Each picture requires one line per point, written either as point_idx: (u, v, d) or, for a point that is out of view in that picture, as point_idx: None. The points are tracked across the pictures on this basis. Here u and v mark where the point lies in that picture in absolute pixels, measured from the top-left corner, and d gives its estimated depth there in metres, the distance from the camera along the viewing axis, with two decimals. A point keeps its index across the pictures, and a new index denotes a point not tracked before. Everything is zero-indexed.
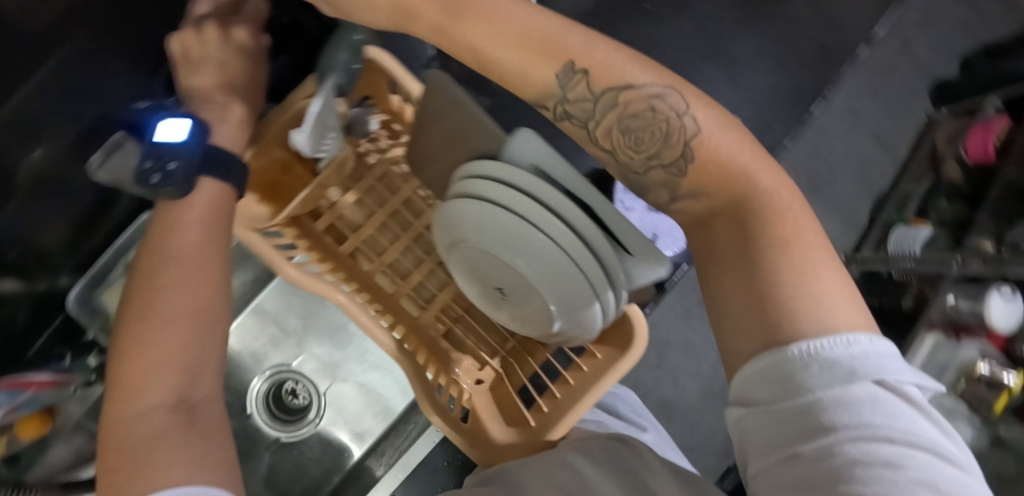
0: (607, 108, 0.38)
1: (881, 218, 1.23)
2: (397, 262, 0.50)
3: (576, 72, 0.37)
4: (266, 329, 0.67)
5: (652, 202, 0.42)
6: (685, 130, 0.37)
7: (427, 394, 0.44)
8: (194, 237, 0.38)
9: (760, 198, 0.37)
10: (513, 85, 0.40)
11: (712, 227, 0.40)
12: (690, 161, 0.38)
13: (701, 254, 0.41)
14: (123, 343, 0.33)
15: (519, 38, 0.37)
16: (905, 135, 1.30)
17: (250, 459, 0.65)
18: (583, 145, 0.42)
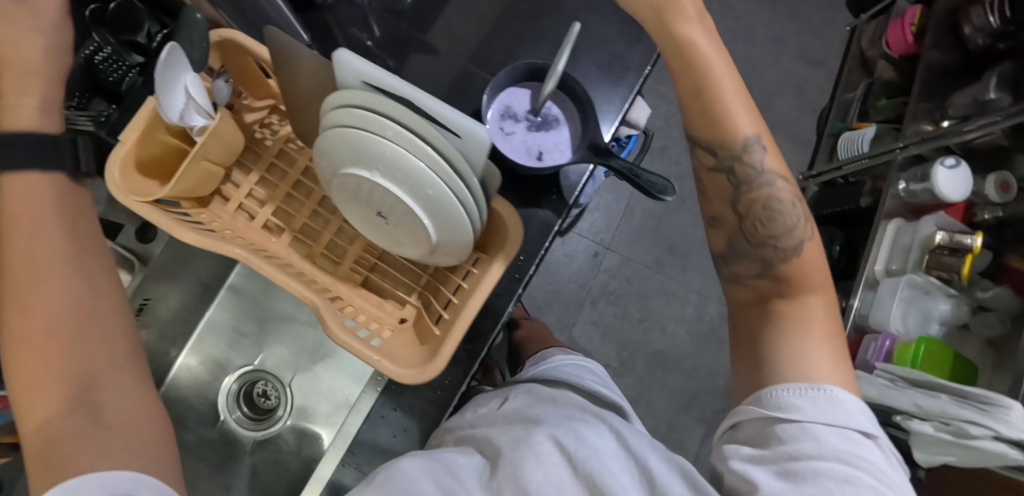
0: (754, 185, 0.45)
1: (828, 130, 1.25)
2: (308, 228, 0.53)
3: (753, 152, 0.44)
4: (223, 336, 0.72)
5: (734, 269, 0.48)
6: (797, 237, 0.44)
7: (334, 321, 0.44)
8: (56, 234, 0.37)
9: (812, 306, 0.43)
10: (693, 123, 0.45)
11: (764, 305, 0.44)
12: (794, 255, 0.44)
13: (752, 317, 0.45)
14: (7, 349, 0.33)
15: (710, 107, 0.44)
16: (834, 46, 1.32)
17: (234, 462, 0.70)
18: (713, 203, 0.48)
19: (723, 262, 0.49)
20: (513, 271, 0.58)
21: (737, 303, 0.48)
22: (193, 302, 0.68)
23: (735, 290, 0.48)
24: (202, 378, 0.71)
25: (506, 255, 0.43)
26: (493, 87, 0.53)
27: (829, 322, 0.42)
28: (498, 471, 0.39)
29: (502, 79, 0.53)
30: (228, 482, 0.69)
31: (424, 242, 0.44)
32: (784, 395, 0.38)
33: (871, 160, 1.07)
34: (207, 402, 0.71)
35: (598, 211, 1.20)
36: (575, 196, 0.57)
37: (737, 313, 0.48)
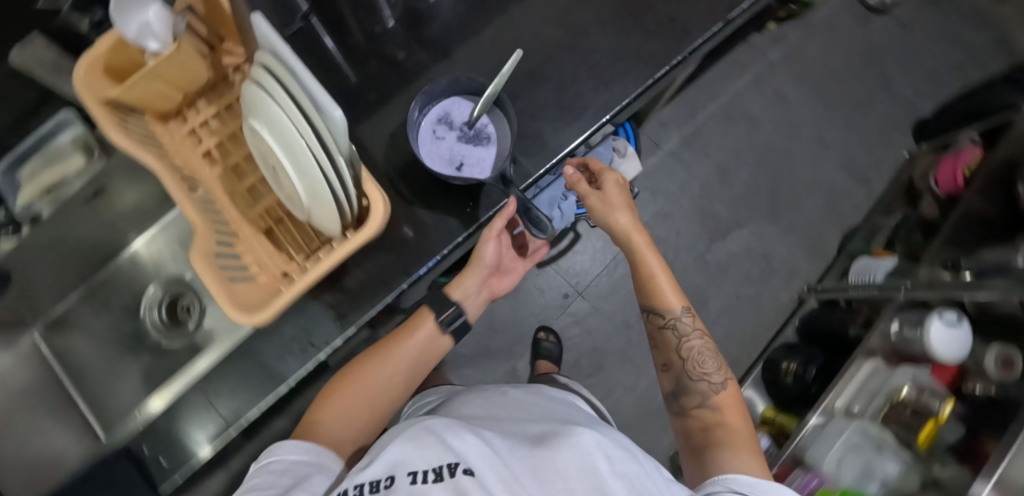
0: (689, 336, 0.55)
1: (849, 249, 1.17)
2: (241, 168, 0.58)
3: (686, 315, 0.55)
4: (172, 244, 0.78)
5: (681, 403, 0.54)
6: (717, 386, 0.53)
7: (201, 248, 0.47)
8: (426, 333, 0.58)
9: (736, 428, 0.49)
10: (644, 296, 0.57)
11: (710, 431, 0.50)
12: (719, 389, 0.53)
13: (699, 436, 0.50)
14: (355, 373, 0.54)
15: (656, 288, 0.55)
16: (884, 168, 1.26)
17: (134, 355, 0.77)
18: (661, 351, 0.57)
19: (670, 398, 0.55)
20: (403, 267, 0.59)
21: (684, 432, 0.52)
22: (150, 207, 0.73)
23: (682, 422, 0.53)
24: (142, 270, 0.78)
25: (363, 239, 0.46)
26: (429, 95, 0.57)
27: (751, 445, 0.47)
28: (546, 451, 0.32)
29: (441, 89, 0.57)
30: (131, 367, 0.76)
31: (301, 206, 0.47)
32: (743, 484, 0.41)
33: (879, 291, 0.96)
34: (136, 292, 0.78)
35: (585, 255, 1.17)
36: (487, 217, 0.59)
37: (684, 441, 0.52)
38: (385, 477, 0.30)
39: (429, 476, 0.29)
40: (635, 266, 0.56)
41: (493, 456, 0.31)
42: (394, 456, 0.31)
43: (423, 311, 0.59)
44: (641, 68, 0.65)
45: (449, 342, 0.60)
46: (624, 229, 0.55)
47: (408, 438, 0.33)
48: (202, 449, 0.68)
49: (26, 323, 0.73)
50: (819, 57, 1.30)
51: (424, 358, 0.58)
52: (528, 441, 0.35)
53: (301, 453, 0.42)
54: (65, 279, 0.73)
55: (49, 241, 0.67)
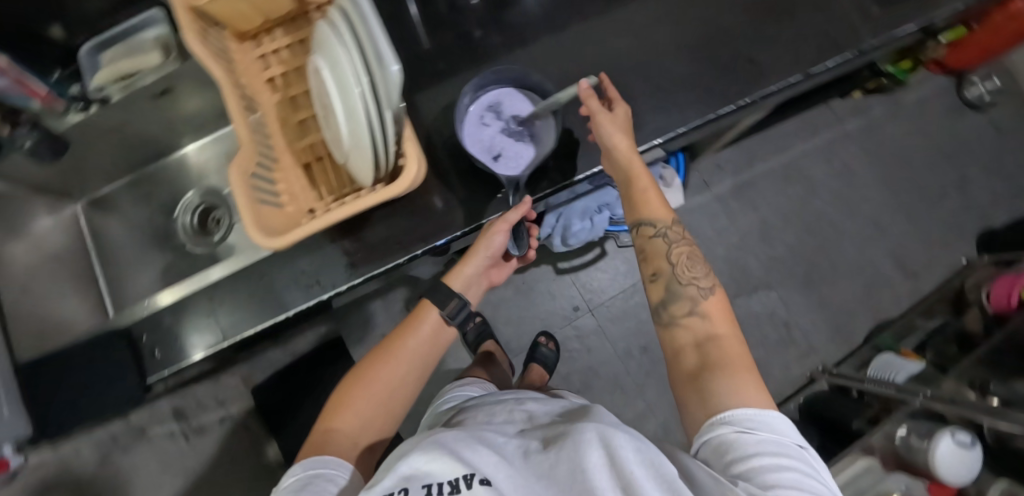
0: (675, 244, 0.50)
1: (877, 341, 1.11)
2: (298, 101, 0.60)
3: (672, 225, 0.51)
4: (220, 157, 0.82)
5: (669, 311, 0.47)
6: (706, 289, 0.47)
7: (241, 162, 0.49)
8: (429, 329, 0.56)
9: (725, 338, 0.43)
10: (632, 209, 0.52)
11: (705, 344, 0.43)
12: (707, 294, 0.47)
13: (690, 351, 0.44)
14: (362, 375, 0.50)
15: (648, 198, 0.52)
16: (937, 268, 1.19)
17: (159, 249, 0.81)
18: (647, 265, 0.51)
19: (657, 309, 0.49)
20: (422, 236, 0.60)
21: (671, 346, 0.46)
22: (211, 118, 0.78)
23: (669, 333, 0.47)
24: (185, 174, 0.82)
25: (389, 195, 0.47)
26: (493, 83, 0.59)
27: (740, 349, 0.42)
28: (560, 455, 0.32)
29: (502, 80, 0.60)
30: (153, 261, 0.80)
31: (341, 148, 0.48)
32: (743, 421, 0.36)
33: (896, 391, 0.90)
34: (176, 192, 0.82)
35: (606, 274, 1.15)
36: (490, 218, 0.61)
37: (676, 354, 0.45)
38: (399, 491, 0.30)
39: (446, 489, 0.29)
40: (628, 182, 0.53)
41: (509, 465, 0.32)
42: (407, 468, 0.32)
43: (426, 303, 0.58)
44: (706, 100, 0.64)
45: (454, 332, 0.59)
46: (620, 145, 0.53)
47: (421, 447, 0.33)
48: (193, 355, 0.65)
49: (70, 196, 0.77)
50: (898, 140, 1.25)
51: (431, 349, 0.55)
52: (537, 442, 0.35)
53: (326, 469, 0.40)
54: (115, 164, 0.77)
55: (113, 124, 0.70)
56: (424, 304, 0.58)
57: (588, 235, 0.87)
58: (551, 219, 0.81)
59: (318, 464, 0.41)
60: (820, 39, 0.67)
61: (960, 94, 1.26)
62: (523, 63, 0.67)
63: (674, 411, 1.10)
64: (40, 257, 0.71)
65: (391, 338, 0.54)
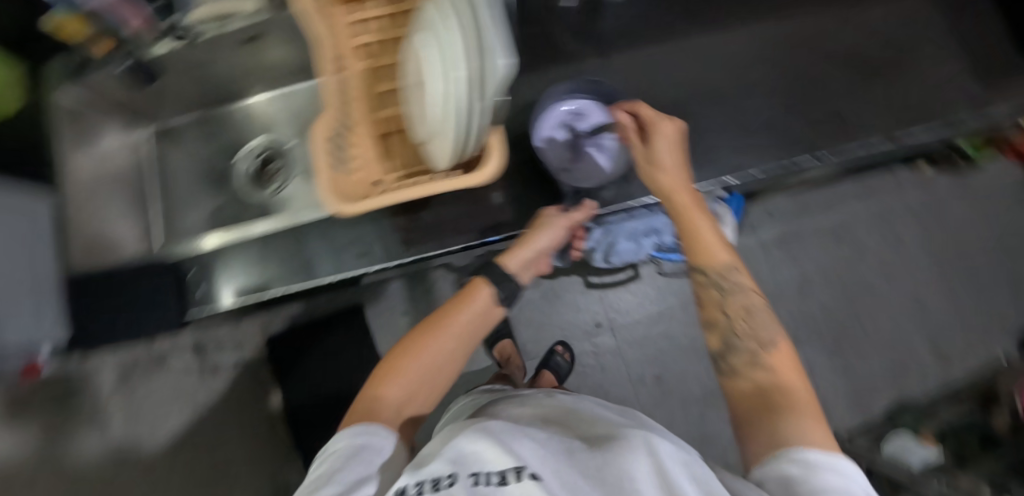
0: (735, 291, 0.49)
1: (896, 419, 1.08)
2: (384, 73, 0.60)
3: (731, 271, 0.49)
4: (289, 111, 0.83)
5: (728, 362, 0.47)
6: (766, 338, 0.46)
7: (325, 125, 0.49)
8: (483, 303, 0.52)
9: (794, 387, 0.42)
10: (689, 253, 0.51)
11: (765, 395, 0.42)
12: (769, 346, 0.45)
13: (747, 404, 0.43)
14: (413, 345, 0.48)
15: (705, 244, 0.51)
16: (972, 359, 1.16)
17: (215, 190, 0.82)
18: (704, 312, 0.51)
19: (716, 360, 0.48)
20: (479, 230, 0.62)
21: (731, 396, 0.45)
22: (291, 72, 0.79)
23: (730, 383, 0.46)
24: (252, 121, 0.83)
25: (466, 184, 0.46)
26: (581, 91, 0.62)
27: (806, 399, 0.41)
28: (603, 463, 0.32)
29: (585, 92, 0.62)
30: (203, 203, 0.81)
31: (425, 127, 0.48)
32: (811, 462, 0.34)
33: (909, 475, 0.88)
34: (240, 137, 0.84)
35: (634, 297, 1.14)
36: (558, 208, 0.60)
37: (734, 407, 0.44)
38: (447, 476, 0.30)
39: (495, 478, 0.29)
40: (683, 227, 0.52)
41: (553, 462, 0.32)
42: (455, 454, 0.31)
43: (479, 280, 0.54)
44: (784, 148, 0.63)
45: (502, 313, 0.54)
46: (672, 188, 0.52)
47: (467, 435, 0.34)
48: (222, 302, 0.67)
49: (143, 122, 0.79)
50: (957, 221, 1.21)
51: (479, 325, 0.52)
52: (578, 443, 0.36)
53: (375, 442, 0.40)
54: (188, 99, 0.78)
55: (196, 62, 0.71)
56: (476, 282, 0.54)
57: (631, 256, 0.86)
58: (599, 234, 0.80)
59: (366, 434, 0.40)
60: (910, 107, 0.66)
61: None
62: (608, 76, 0.66)
63: None
64: (95, 175, 0.72)
65: (447, 307, 0.51)
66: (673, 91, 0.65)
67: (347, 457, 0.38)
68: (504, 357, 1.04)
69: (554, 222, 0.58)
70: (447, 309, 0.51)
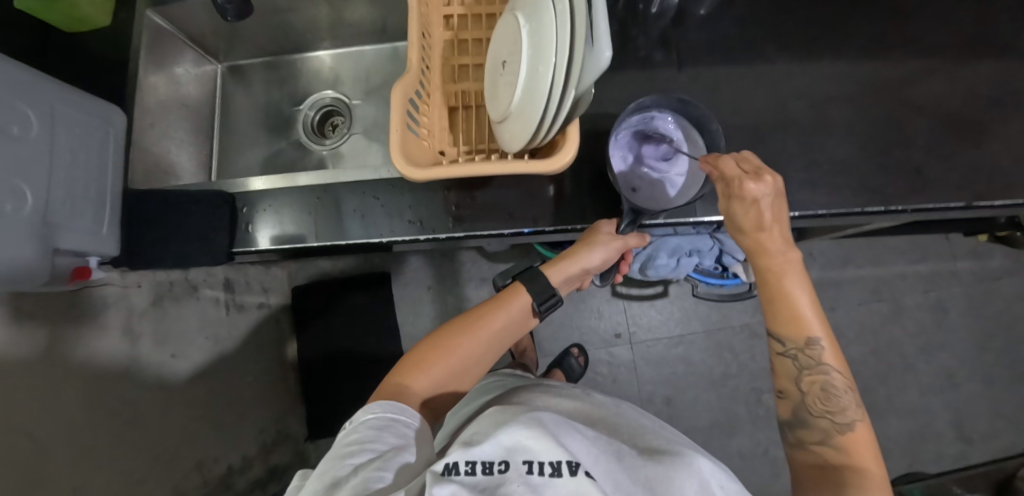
0: (817, 366, 0.49)
1: (903, 487, 1.05)
2: (465, 46, 0.60)
3: (815, 346, 0.49)
4: (358, 68, 0.83)
5: (798, 435, 0.50)
6: (843, 417, 0.48)
7: (404, 88, 0.49)
8: (514, 312, 0.55)
9: (866, 472, 0.45)
10: (771, 320, 0.51)
11: (831, 474, 0.46)
12: (846, 430, 0.47)
13: (814, 476, 0.47)
14: (444, 340, 0.51)
15: (793, 315, 0.49)
16: (994, 443, 1.11)
17: (274, 135, 0.84)
18: (778, 378, 0.52)
19: (786, 426, 0.51)
20: (534, 216, 0.60)
21: (798, 467, 0.49)
22: (367, 32, 0.80)
23: (798, 454, 0.50)
24: (321, 73, 0.84)
25: (538, 169, 0.46)
26: (670, 104, 0.58)
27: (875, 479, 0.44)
28: (639, 471, 0.35)
29: (662, 103, 0.58)
30: (262, 143, 0.83)
31: (504, 106, 0.48)
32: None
33: None
34: (306, 87, 0.85)
35: (658, 314, 1.13)
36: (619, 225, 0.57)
37: (798, 475, 0.49)
38: (500, 461, 0.31)
39: (547, 468, 0.30)
40: (769, 292, 0.50)
41: (595, 460, 0.34)
42: (508, 438, 0.33)
43: (518, 286, 0.57)
44: (854, 191, 0.61)
45: (535, 322, 0.58)
46: (765, 249, 0.48)
47: (520, 422, 0.34)
48: (262, 244, 0.64)
49: (216, 57, 0.82)
50: (1007, 299, 1.16)
51: (511, 331, 0.56)
52: (621, 445, 0.38)
53: (399, 411, 0.42)
54: (267, 41, 0.80)
55: (283, 6, 0.72)
56: (515, 287, 0.57)
57: (668, 273, 0.85)
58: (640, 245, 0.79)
59: (393, 406, 0.43)
60: (998, 174, 0.62)
61: None
62: (686, 88, 0.65)
63: None
64: (173, 101, 0.75)
65: (476, 310, 0.55)
66: (750, 114, 0.64)
67: (375, 428, 0.40)
68: (519, 349, 1.05)
69: (606, 241, 0.58)
70: (477, 312, 0.54)
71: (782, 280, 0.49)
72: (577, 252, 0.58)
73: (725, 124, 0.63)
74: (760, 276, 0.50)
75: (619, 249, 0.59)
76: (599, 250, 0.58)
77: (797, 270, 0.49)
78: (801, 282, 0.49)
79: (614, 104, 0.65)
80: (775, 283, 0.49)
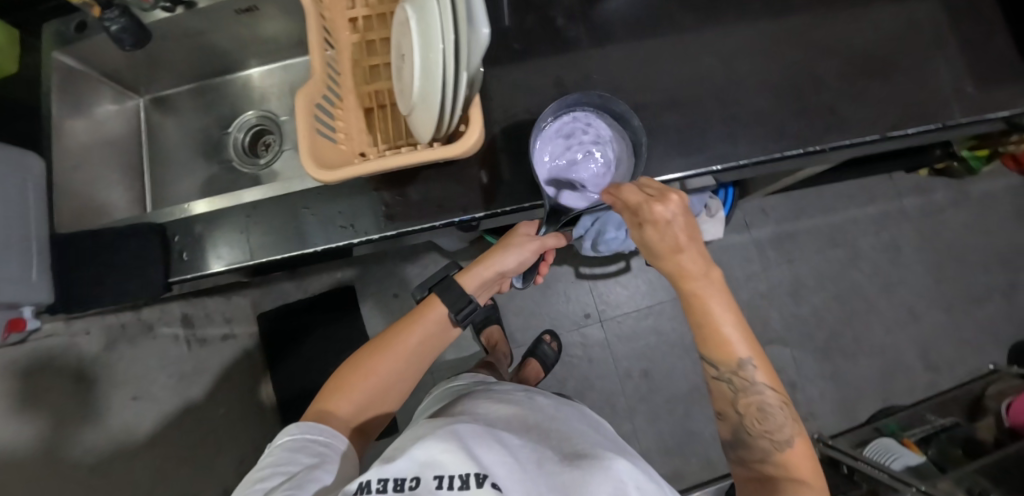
0: (751, 389, 0.51)
1: (879, 423, 1.08)
2: (374, 48, 0.60)
3: (747, 368, 0.50)
4: (283, 83, 0.82)
5: (740, 454, 0.53)
6: (781, 434, 0.51)
7: (310, 92, 0.49)
8: (430, 329, 0.62)
9: (804, 484, 0.49)
10: (703, 346, 0.52)
11: (770, 486, 0.50)
12: (783, 446, 0.51)
13: (758, 485, 0.51)
14: (363, 365, 0.59)
15: (722, 341, 0.50)
16: (960, 369, 1.15)
17: (206, 159, 0.83)
18: (718, 402, 0.54)
19: (729, 442, 0.55)
20: (464, 205, 0.60)
21: (745, 480, 0.54)
22: (287, 46, 0.78)
23: (742, 466, 0.54)
24: (247, 94, 0.82)
25: (446, 154, 0.46)
26: (591, 100, 0.60)
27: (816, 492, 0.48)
28: (559, 475, 0.39)
29: (584, 100, 0.60)
30: (197, 171, 0.82)
31: (408, 99, 0.48)
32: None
33: (889, 476, 0.89)
34: (233, 108, 0.83)
35: (625, 290, 1.14)
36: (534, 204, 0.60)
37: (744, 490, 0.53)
38: (411, 477, 0.36)
39: (458, 482, 0.35)
40: (698, 320, 0.50)
41: (509, 470, 0.39)
42: (423, 456, 0.37)
43: (434, 297, 0.64)
44: (774, 138, 0.61)
45: (457, 333, 0.66)
46: (687, 273, 0.48)
47: (433, 440, 0.39)
48: (216, 266, 0.61)
49: (137, 91, 0.79)
50: (955, 230, 1.20)
51: (430, 344, 0.63)
52: (540, 456, 0.43)
53: (312, 430, 0.50)
54: (185, 68, 0.78)
55: (192, 31, 0.71)
56: (431, 299, 0.64)
57: (619, 245, 0.86)
58: (587, 222, 0.80)
59: (308, 427, 0.51)
60: (908, 104, 0.63)
61: None
62: (603, 60, 0.65)
63: (659, 438, 1.09)
64: (97, 140, 0.74)
65: (392, 330, 0.62)
66: (668, 78, 0.64)
67: (290, 450, 0.47)
68: (491, 343, 1.06)
69: (520, 244, 0.68)
70: (394, 331, 0.62)
71: (706, 307, 0.49)
72: (492, 258, 0.67)
73: (646, 90, 0.64)
74: (685, 303, 0.50)
75: (534, 250, 0.69)
76: (510, 257, 0.67)
77: (718, 294, 0.48)
78: (726, 301, 0.49)
79: (535, 84, 0.65)
80: (699, 311, 0.49)
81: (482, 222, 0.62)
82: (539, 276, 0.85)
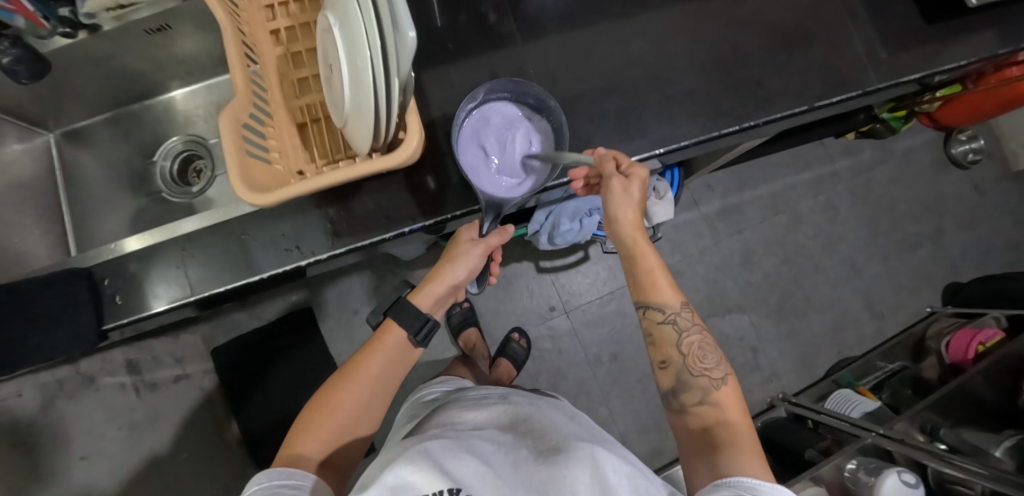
0: (692, 332, 0.58)
1: (834, 374, 1.15)
2: (300, 60, 0.58)
3: (685, 310, 0.58)
4: (207, 104, 0.78)
5: (680, 400, 0.56)
6: (717, 380, 0.56)
7: (232, 109, 0.46)
8: (392, 354, 0.61)
9: (736, 425, 0.53)
10: (642, 291, 0.59)
11: (710, 431, 0.54)
12: (718, 385, 0.56)
13: (697, 432, 0.54)
14: (329, 399, 0.57)
15: (656, 284, 0.58)
16: (902, 315, 1.24)
17: (134, 193, 0.78)
18: (661, 347, 0.58)
19: (669, 395, 0.58)
20: (415, 213, 0.59)
21: (684, 430, 0.56)
22: (208, 64, 0.74)
23: (681, 418, 0.57)
24: (170, 118, 0.78)
25: (389, 163, 0.45)
26: (506, 86, 0.60)
27: (751, 441, 0.52)
28: (536, 474, 0.41)
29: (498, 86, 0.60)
30: (124, 206, 0.77)
31: (341, 110, 0.46)
32: (748, 488, 0.45)
33: (850, 425, 0.95)
34: (156, 135, 0.78)
35: (586, 278, 1.16)
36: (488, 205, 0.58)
37: (683, 437, 0.56)
38: None
39: None
40: (636, 264, 0.59)
41: (482, 479, 0.38)
42: (393, 481, 0.36)
43: (389, 322, 0.62)
44: (710, 118, 0.63)
45: (420, 353, 0.64)
46: (625, 220, 0.57)
47: (400, 463, 0.38)
48: (158, 306, 0.57)
49: (45, 126, 0.72)
50: (884, 186, 1.29)
51: (393, 369, 0.61)
52: (514, 461, 0.43)
53: (284, 477, 0.49)
54: (98, 98, 0.72)
55: (99, 55, 0.65)
56: (388, 324, 0.61)
57: (575, 236, 0.86)
58: (540, 216, 0.81)
59: (276, 473, 0.49)
60: (830, 73, 0.66)
61: (948, 150, 1.29)
62: (537, 51, 0.65)
63: (635, 417, 1.12)
64: (4, 184, 0.67)
65: (354, 358, 0.60)
66: (603, 65, 0.64)
67: None
68: (469, 346, 1.05)
69: (466, 252, 0.64)
70: (357, 359, 0.60)
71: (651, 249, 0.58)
72: (442, 273, 0.63)
73: (583, 78, 0.64)
74: (635, 247, 0.58)
75: (482, 254, 0.65)
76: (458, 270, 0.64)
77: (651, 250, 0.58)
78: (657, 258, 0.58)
79: (468, 81, 0.64)
80: (647, 251, 0.58)
81: (446, 225, 0.61)
82: (491, 278, 0.83)
